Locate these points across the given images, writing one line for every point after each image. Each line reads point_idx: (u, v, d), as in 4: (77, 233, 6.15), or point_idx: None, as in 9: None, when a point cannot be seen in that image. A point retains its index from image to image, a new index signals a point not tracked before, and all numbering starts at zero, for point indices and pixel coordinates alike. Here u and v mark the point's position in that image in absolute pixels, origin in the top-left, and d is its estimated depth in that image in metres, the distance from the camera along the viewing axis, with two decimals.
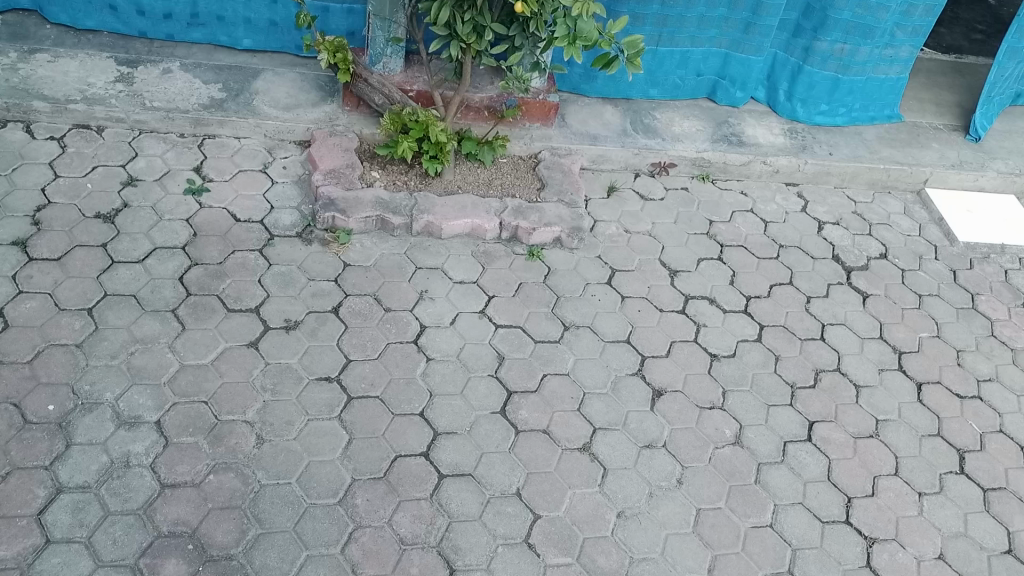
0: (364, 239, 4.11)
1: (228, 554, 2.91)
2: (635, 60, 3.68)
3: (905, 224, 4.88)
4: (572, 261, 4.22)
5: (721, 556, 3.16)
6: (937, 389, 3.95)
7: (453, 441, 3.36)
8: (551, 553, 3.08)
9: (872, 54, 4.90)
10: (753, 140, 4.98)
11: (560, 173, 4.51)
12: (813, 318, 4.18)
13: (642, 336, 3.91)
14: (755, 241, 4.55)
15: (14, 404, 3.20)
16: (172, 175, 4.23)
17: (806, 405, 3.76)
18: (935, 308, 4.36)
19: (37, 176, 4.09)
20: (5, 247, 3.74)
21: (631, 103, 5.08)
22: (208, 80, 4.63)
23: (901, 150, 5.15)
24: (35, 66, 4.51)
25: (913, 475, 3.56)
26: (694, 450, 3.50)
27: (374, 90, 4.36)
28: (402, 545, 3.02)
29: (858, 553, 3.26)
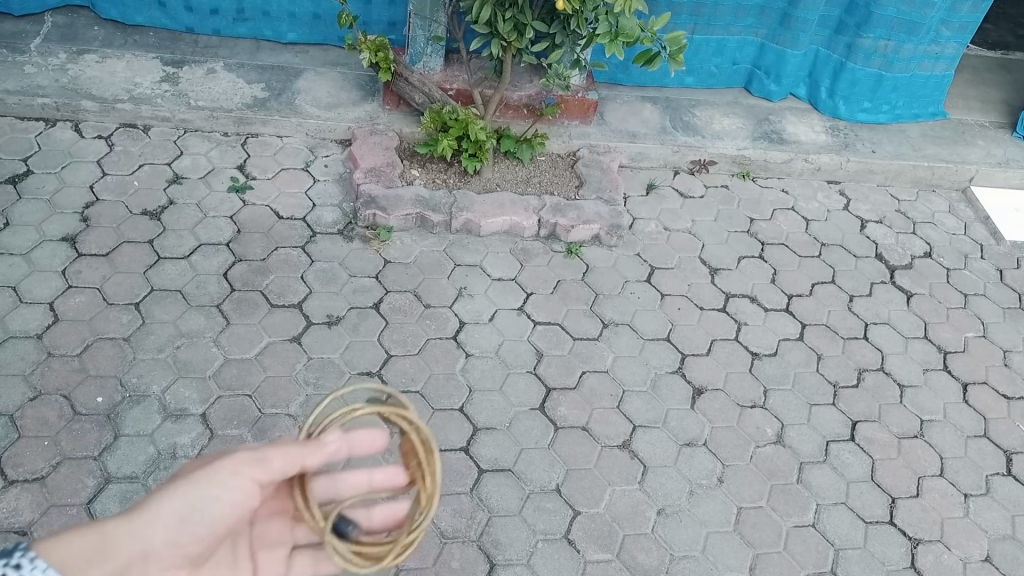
0: (404, 236, 4.14)
1: None
2: (678, 56, 3.67)
3: (950, 222, 4.81)
4: (611, 258, 4.21)
5: (763, 555, 3.14)
6: (983, 390, 3.88)
7: (493, 437, 3.37)
8: (591, 549, 3.08)
9: (917, 51, 4.83)
10: (794, 138, 4.93)
11: (599, 171, 4.51)
12: (856, 317, 4.13)
13: (682, 334, 3.89)
14: (796, 239, 4.51)
15: (64, 396, 3.26)
16: (216, 173, 4.30)
17: (849, 405, 3.71)
18: (981, 307, 4.29)
19: (86, 174, 4.17)
20: (55, 243, 3.82)
21: (669, 99, 5.06)
22: (251, 79, 4.70)
23: (946, 147, 5.08)
24: (84, 66, 4.61)
25: (959, 476, 3.50)
26: (734, 449, 3.47)
27: (414, 89, 4.39)
28: (442, 539, 3.04)
29: (902, 554, 3.21)
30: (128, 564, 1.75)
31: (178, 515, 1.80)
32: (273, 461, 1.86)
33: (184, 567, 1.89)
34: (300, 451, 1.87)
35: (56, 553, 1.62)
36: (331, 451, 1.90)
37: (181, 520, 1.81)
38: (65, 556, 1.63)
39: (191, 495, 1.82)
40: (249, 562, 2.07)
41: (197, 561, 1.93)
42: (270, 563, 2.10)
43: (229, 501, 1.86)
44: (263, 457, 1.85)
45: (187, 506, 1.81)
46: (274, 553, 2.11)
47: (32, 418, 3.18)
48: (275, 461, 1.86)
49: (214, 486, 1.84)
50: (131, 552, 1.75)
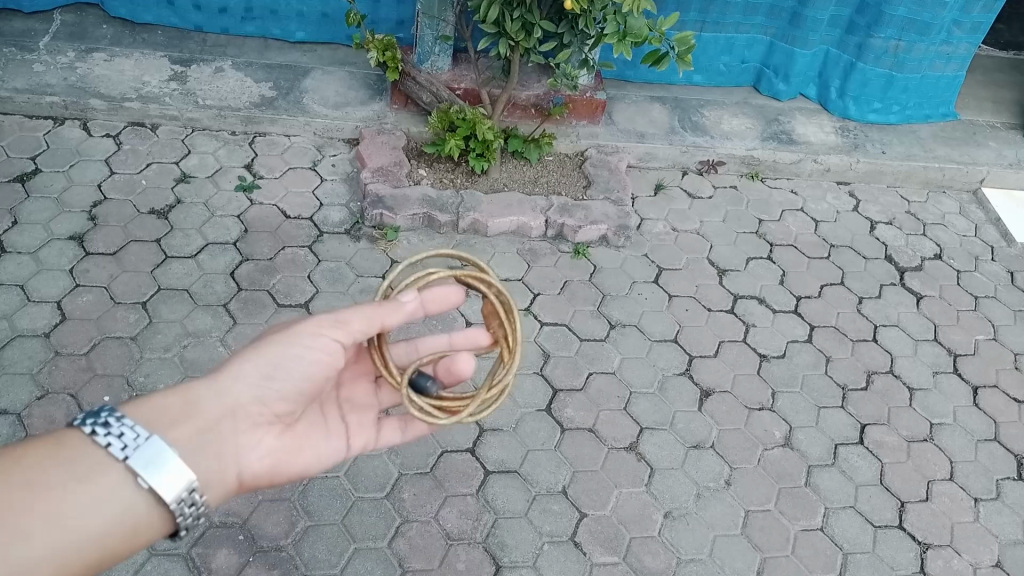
0: (410, 236, 4.12)
1: (277, 545, 2.94)
2: (686, 56, 3.65)
3: (960, 224, 4.77)
4: (618, 259, 4.19)
5: (771, 558, 3.12)
6: (994, 393, 3.85)
7: (498, 438, 3.35)
8: (598, 552, 3.06)
9: (929, 52, 4.79)
10: (804, 138, 4.90)
11: (607, 171, 4.49)
12: (866, 319, 4.10)
13: (689, 336, 3.87)
14: (806, 240, 4.49)
15: (71, 394, 3.27)
16: (223, 172, 4.30)
17: (858, 408, 3.69)
18: (992, 310, 4.25)
19: (94, 173, 4.18)
20: (62, 242, 3.83)
21: (678, 99, 5.04)
22: (259, 78, 4.70)
23: (957, 148, 5.04)
24: (92, 64, 4.61)
25: (968, 480, 3.48)
26: (742, 451, 3.45)
27: (421, 88, 4.38)
28: (448, 540, 3.03)
29: (911, 559, 3.19)
30: (224, 415, 1.96)
31: (264, 371, 2.04)
32: (353, 320, 2.10)
33: (276, 423, 2.10)
34: (373, 309, 2.11)
35: (140, 411, 1.83)
36: (409, 308, 2.14)
37: (265, 376, 2.05)
38: (151, 410, 1.84)
39: (276, 353, 2.06)
40: (339, 426, 2.29)
41: (290, 420, 2.15)
42: (358, 426, 2.34)
43: (308, 359, 2.09)
44: (339, 318, 2.10)
45: (270, 363, 2.05)
46: (361, 418, 2.35)
47: (39, 416, 3.18)
48: (353, 320, 2.10)
49: (295, 345, 2.07)
50: (227, 401, 1.99)
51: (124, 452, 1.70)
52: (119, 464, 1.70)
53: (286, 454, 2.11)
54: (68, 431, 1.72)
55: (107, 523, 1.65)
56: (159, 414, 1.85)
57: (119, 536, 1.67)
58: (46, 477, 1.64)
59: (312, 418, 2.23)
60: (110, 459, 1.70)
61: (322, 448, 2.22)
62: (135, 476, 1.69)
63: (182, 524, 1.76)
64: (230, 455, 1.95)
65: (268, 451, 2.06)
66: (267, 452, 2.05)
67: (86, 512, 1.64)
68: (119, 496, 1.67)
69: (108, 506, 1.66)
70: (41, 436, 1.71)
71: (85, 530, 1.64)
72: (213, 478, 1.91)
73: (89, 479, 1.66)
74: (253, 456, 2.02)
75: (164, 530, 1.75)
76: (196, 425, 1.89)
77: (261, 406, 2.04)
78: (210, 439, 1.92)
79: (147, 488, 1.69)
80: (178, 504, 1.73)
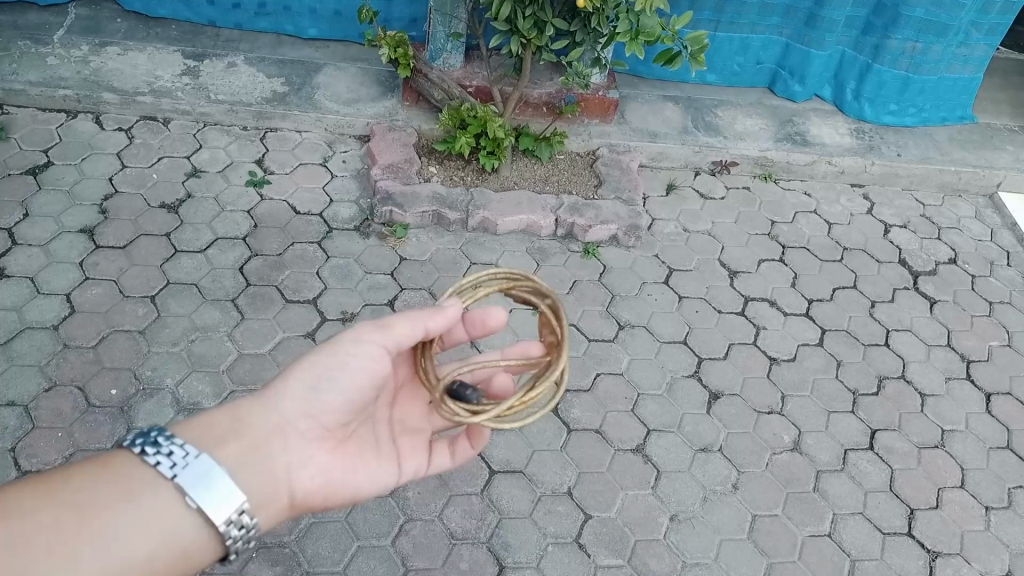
0: (420, 233, 4.11)
1: (281, 541, 2.94)
2: (699, 56, 3.62)
3: (976, 228, 4.72)
4: (629, 259, 4.17)
5: (778, 563, 3.09)
6: (1007, 401, 3.80)
7: (505, 438, 3.34)
8: (602, 554, 3.04)
9: (946, 53, 4.73)
10: (819, 140, 4.86)
11: (618, 171, 4.46)
12: (878, 323, 4.06)
13: (699, 338, 3.84)
14: (818, 243, 4.44)
15: (79, 387, 3.27)
16: (234, 167, 4.30)
17: (868, 413, 3.65)
18: (1007, 316, 4.20)
19: (105, 167, 4.19)
20: (73, 235, 3.84)
21: (692, 99, 5.00)
22: (271, 73, 4.70)
23: (973, 152, 4.98)
24: (106, 58, 4.62)
25: (979, 488, 3.43)
26: (750, 455, 3.42)
27: (433, 85, 4.38)
28: (452, 539, 3.02)
29: (920, 567, 3.15)
30: (271, 432, 1.91)
31: (306, 386, 1.99)
32: (396, 325, 2.06)
33: (329, 439, 2.03)
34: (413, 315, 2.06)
35: (185, 431, 1.81)
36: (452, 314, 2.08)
37: (312, 388, 1.99)
38: (197, 428, 1.82)
39: (319, 369, 2.01)
40: (392, 447, 2.20)
41: (342, 436, 2.08)
42: (412, 450, 2.25)
43: (352, 368, 2.02)
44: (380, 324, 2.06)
45: (314, 375, 2.00)
46: (414, 441, 2.27)
47: (46, 409, 3.19)
48: (395, 326, 2.05)
49: (340, 356, 2.02)
50: (273, 419, 1.94)
51: (172, 470, 1.64)
52: (167, 483, 1.64)
53: (339, 471, 2.04)
54: (117, 453, 1.67)
55: (156, 545, 1.58)
56: (204, 433, 1.81)
57: (168, 561, 1.59)
58: (96, 498, 1.58)
59: (367, 435, 2.15)
60: (159, 479, 1.64)
61: (378, 467, 2.13)
62: (184, 495, 1.63)
63: (231, 548, 1.68)
64: (286, 471, 1.91)
65: (320, 468, 1.98)
66: (318, 469, 1.98)
67: (136, 532, 1.57)
68: (168, 516, 1.61)
69: (157, 528, 1.59)
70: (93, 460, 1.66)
71: (134, 553, 1.56)
72: (264, 496, 1.84)
73: (139, 501, 1.60)
74: (304, 472, 1.95)
75: (213, 554, 1.67)
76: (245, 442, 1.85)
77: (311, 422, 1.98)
78: (261, 456, 1.87)
79: (196, 508, 1.63)
80: (228, 526, 1.66)
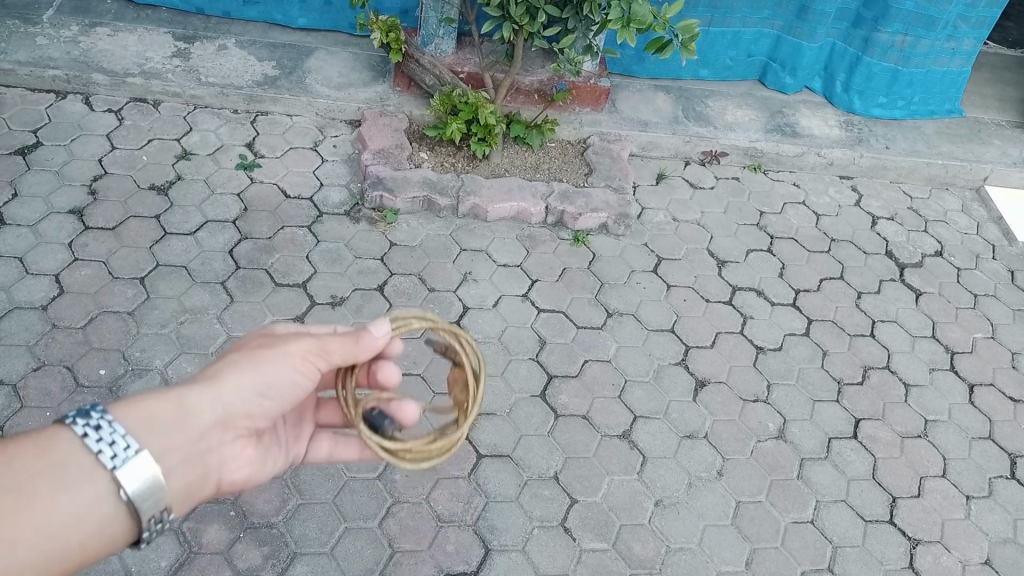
0: (410, 219, 4.12)
1: (268, 522, 2.95)
2: (690, 44, 3.64)
3: (963, 222, 4.75)
4: (618, 248, 4.19)
5: (760, 549, 3.12)
6: (990, 391, 3.84)
7: (492, 423, 3.36)
8: (587, 538, 3.07)
9: (934, 46, 4.77)
10: (808, 131, 4.89)
11: (609, 159, 4.48)
12: (864, 314, 4.10)
13: (686, 326, 3.87)
14: (806, 234, 4.47)
15: (67, 367, 3.27)
16: (225, 150, 4.29)
17: (853, 402, 3.69)
18: (991, 308, 4.24)
19: (95, 148, 4.17)
20: (62, 215, 3.83)
21: (683, 89, 5.03)
22: (263, 57, 4.69)
23: (961, 146, 5.02)
24: (96, 39, 4.60)
25: (961, 478, 3.48)
26: (736, 442, 3.45)
27: (424, 70, 4.36)
28: (439, 522, 3.04)
29: (900, 554, 3.19)
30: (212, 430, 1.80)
31: (254, 385, 1.88)
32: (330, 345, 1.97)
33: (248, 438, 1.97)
34: (352, 342, 1.98)
35: (127, 417, 1.62)
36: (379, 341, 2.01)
37: (259, 397, 1.89)
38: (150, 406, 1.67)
39: (268, 373, 1.89)
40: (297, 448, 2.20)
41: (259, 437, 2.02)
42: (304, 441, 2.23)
43: (297, 385, 1.95)
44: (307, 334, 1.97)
45: (261, 381, 1.88)
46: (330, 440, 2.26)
47: (34, 388, 3.19)
48: (335, 344, 1.97)
49: (284, 369, 1.91)
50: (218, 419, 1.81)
51: (113, 461, 1.52)
52: (107, 474, 1.52)
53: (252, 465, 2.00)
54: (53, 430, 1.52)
55: (92, 529, 1.50)
56: (144, 424, 1.64)
57: (97, 542, 1.51)
58: (36, 475, 1.46)
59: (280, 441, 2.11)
60: (97, 466, 1.51)
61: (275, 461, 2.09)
62: (118, 489, 1.52)
63: (144, 536, 1.59)
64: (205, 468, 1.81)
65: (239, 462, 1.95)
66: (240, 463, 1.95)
67: (74, 513, 1.47)
68: (101, 499, 1.51)
69: (92, 514, 1.49)
70: (29, 430, 1.52)
71: (67, 534, 1.47)
72: (182, 493, 1.73)
73: (80, 482, 1.49)
74: (232, 467, 1.93)
75: (129, 532, 1.57)
76: (193, 435, 1.74)
77: (244, 420, 1.88)
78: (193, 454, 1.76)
79: (124, 501, 1.53)
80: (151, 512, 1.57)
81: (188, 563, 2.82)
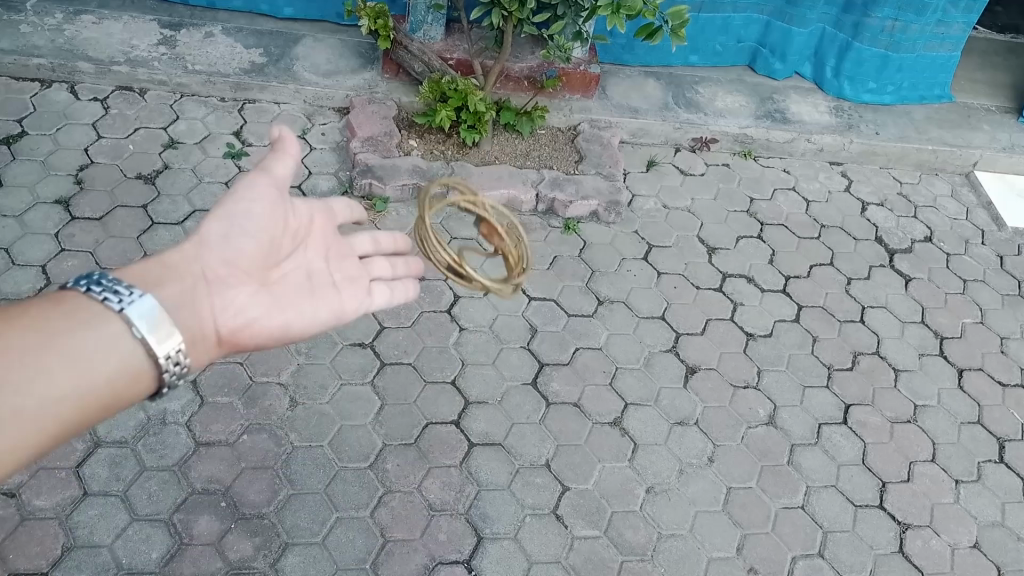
0: (400, 207, 4.10)
1: (260, 513, 2.95)
2: (680, 31, 3.62)
3: (952, 207, 4.76)
4: (609, 235, 4.18)
5: (751, 535, 3.14)
6: (979, 376, 3.86)
7: (484, 411, 3.36)
8: (579, 525, 3.08)
9: (924, 31, 4.78)
10: (798, 117, 4.88)
11: (599, 146, 4.47)
12: (854, 299, 4.10)
13: (677, 313, 3.87)
14: (796, 220, 4.47)
15: None
16: (212, 139, 4.25)
17: (843, 388, 3.70)
18: (980, 294, 4.26)
19: (81, 137, 4.13)
20: (48, 205, 3.79)
21: (673, 75, 5.01)
22: (250, 45, 4.65)
23: (951, 131, 5.03)
24: (80, 27, 4.55)
25: (950, 462, 3.50)
26: (726, 429, 3.46)
27: (414, 57, 4.34)
28: (431, 511, 3.04)
29: (890, 539, 3.21)
30: (194, 275, 1.91)
31: (221, 229, 2.02)
32: (275, 180, 2.14)
33: (255, 284, 2.03)
34: (281, 152, 2.14)
35: (126, 271, 1.82)
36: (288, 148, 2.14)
37: (227, 237, 2.02)
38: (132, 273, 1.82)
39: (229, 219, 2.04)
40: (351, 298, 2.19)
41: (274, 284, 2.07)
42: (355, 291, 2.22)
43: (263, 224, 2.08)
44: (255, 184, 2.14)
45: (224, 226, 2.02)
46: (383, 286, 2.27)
47: None
48: (278, 168, 2.14)
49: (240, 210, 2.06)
50: (198, 266, 1.93)
51: (120, 304, 1.65)
52: (116, 316, 1.64)
53: (272, 307, 2.02)
54: (66, 291, 1.66)
55: (114, 365, 1.61)
56: (142, 276, 1.84)
57: (125, 382, 1.63)
58: (50, 324, 1.59)
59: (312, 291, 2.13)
60: (106, 309, 1.64)
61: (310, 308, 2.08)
62: (131, 327, 1.64)
63: (167, 381, 1.70)
64: (199, 307, 1.87)
65: (251, 305, 1.98)
66: (253, 306, 1.98)
67: (92, 347, 1.60)
68: (118, 340, 1.63)
69: (116, 349, 1.62)
70: (40, 296, 1.65)
71: (94, 374, 1.59)
72: (190, 337, 1.83)
73: (97, 325, 1.62)
74: (238, 311, 1.95)
75: (149, 382, 1.68)
76: (184, 283, 1.88)
77: (231, 266, 1.99)
78: (179, 296, 1.85)
79: (142, 340, 1.64)
80: (167, 360, 1.67)
81: (179, 554, 2.81)
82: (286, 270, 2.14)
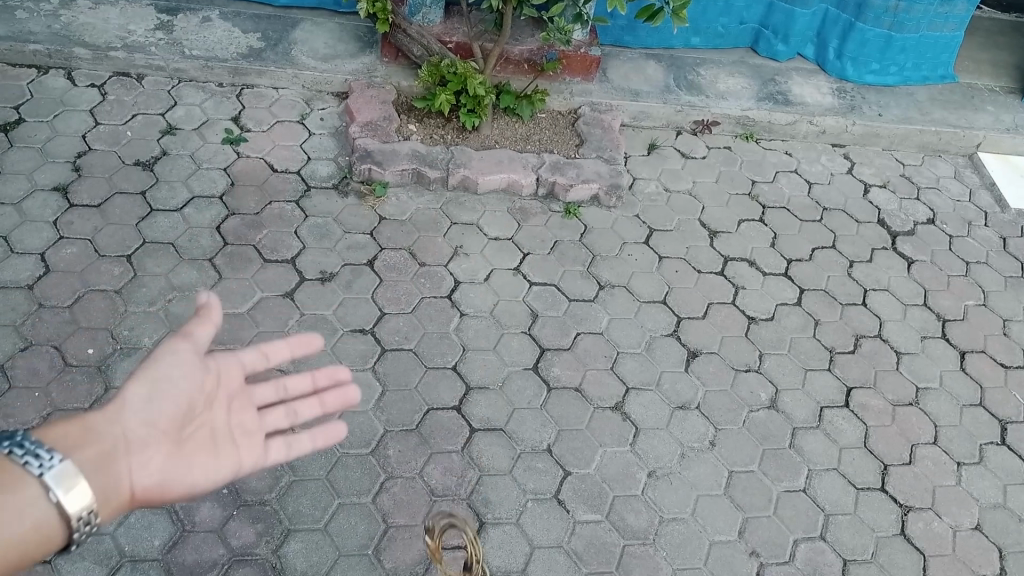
0: (400, 192, 4.08)
1: (261, 500, 2.95)
2: (681, 12, 3.58)
3: (955, 188, 4.73)
4: (610, 219, 4.16)
5: (753, 518, 3.14)
6: (981, 358, 3.85)
7: (485, 396, 3.35)
8: (581, 509, 3.08)
9: (927, 12, 4.74)
10: (800, 99, 4.85)
11: (600, 129, 4.44)
12: (856, 282, 4.09)
13: (678, 297, 3.86)
14: (798, 203, 4.45)
15: (55, 347, 3.25)
16: (210, 124, 4.23)
17: (845, 371, 3.69)
18: (983, 276, 4.24)
19: (78, 123, 4.11)
20: (46, 192, 3.78)
21: (674, 57, 4.97)
22: (247, 29, 4.62)
23: (954, 112, 4.99)
24: (77, 13, 4.52)
25: (952, 444, 3.49)
26: (728, 413, 3.46)
27: (412, 41, 4.31)
28: (432, 496, 3.04)
29: (892, 521, 3.21)
30: (108, 440, 1.85)
31: (143, 391, 1.95)
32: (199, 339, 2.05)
33: (171, 444, 1.96)
34: (203, 317, 2.04)
35: (45, 435, 1.77)
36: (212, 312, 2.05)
37: (148, 397, 1.95)
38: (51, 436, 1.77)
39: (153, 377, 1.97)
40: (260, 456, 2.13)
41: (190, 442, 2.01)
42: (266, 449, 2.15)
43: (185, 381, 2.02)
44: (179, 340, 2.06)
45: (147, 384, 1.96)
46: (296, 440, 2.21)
47: (22, 367, 3.17)
48: (200, 332, 2.05)
49: (165, 368, 1.99)
50: (117, 429, 1.88)
51: (38, 468, 1.61)
52: (33, 479, 1.60)
53: (183, 469, 1.96)
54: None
55: (24, 531, 1.56)
56: (61, 439, 1.79)
57: (31, 548, 1.57)
58: None
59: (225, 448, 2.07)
60: (23, 474, 1.60)
61: (218, 467, 2.02)
62: (48, 490, 1.60)
63: (76, 539, 1.65)
64: (112, 472, 1.82)
65: (164, 468, 1.92)
66: (164, 469, 1.92)
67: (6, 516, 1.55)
68: (31, 506, 1.58)
69: (30, 515, 1.57)
70: None
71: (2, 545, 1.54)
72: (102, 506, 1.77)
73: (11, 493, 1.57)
74: (150, 473, 1.89)
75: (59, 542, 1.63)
76: (100, 448, 1.83)
77: (150, 429, 1.93)
78: (91, 464, 1.79)
79: (56, 503, 1.60)
80: (80, 520, 1.63)
81: (181, 541, 2.81)
82: (201, 426, 2.06)
